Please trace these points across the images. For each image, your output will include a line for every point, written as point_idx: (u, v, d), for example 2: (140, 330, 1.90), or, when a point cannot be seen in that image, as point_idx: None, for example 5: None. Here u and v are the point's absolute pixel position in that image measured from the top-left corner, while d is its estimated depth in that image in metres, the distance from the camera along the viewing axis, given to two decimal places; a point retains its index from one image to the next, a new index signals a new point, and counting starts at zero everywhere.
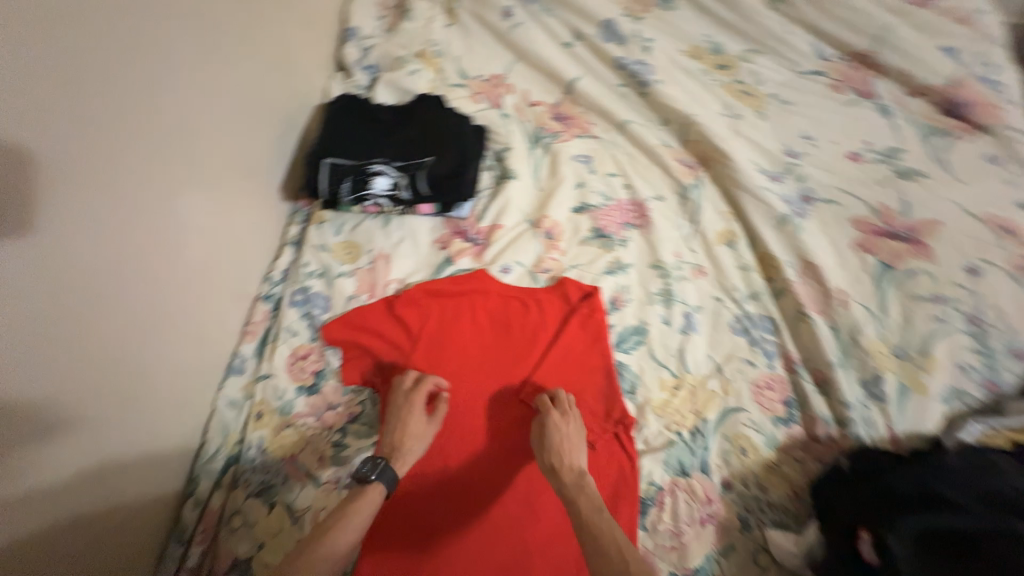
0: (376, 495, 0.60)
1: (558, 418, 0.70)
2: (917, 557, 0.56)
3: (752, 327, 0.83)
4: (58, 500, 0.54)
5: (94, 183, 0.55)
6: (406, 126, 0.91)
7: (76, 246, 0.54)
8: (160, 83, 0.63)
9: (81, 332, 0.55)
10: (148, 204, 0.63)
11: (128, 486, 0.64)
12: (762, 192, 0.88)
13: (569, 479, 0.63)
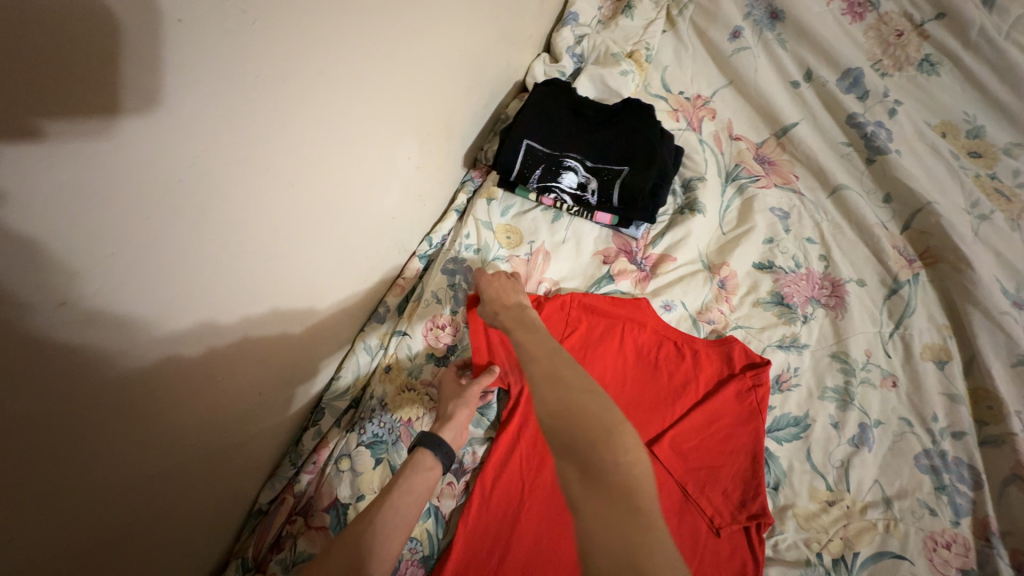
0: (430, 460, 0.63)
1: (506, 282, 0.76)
2: None
3: (943, 469, 0.69)
4: (225, 393, 0.57)
5: (330, 107, 0.56)
6: (606, 129, 0.87)
7: (299, 162, 0.55)
8: (410, 30, 0.64)
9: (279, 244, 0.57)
10: (362, 140, 0.64)
11: (271, 400, 0.66)
12: (1002, 317, 0.74)
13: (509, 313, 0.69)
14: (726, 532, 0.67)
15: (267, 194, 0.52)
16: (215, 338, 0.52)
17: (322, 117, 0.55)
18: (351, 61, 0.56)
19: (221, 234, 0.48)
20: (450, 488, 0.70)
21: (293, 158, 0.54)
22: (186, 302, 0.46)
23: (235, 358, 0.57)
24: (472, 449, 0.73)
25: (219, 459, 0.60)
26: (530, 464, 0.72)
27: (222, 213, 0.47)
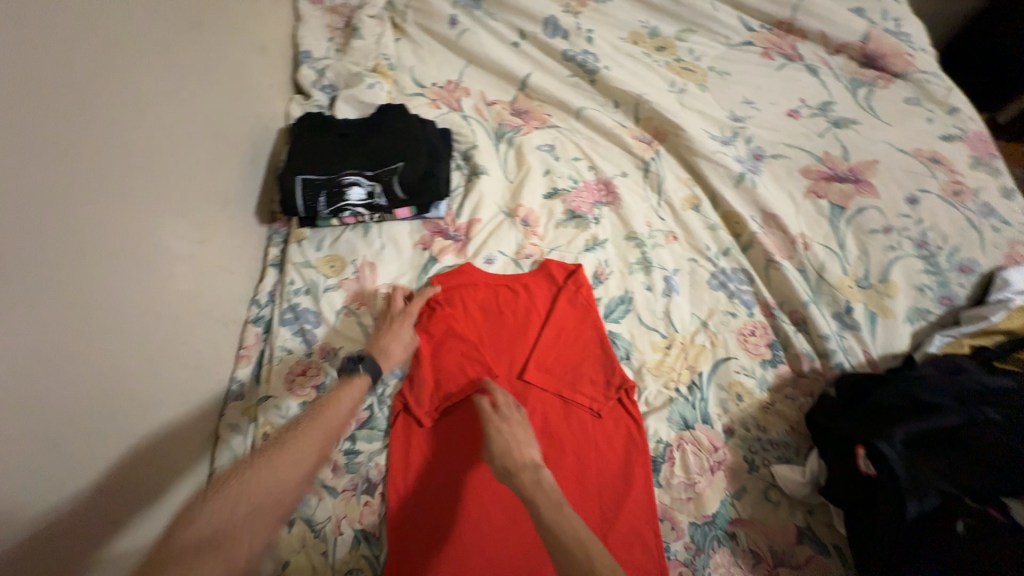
0: (360, 385, 0.74)
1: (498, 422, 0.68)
2: (908, 458, 0.61)
3: (727, 280, 0.87)
4: (62, 555, 0.52)
5: (58, 223, 0.53)
6: (372, 136, 0.93)
7: (50, 285, 0.52)
8: (121, 119, 0.63)
9: (70, 374, 0.54)
10: (123, 236, 0.62)
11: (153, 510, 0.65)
12: (716, 155, 0.95)
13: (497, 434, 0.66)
14: (605, 410, 0.79)
15: (29, 330, 0.49)
16: (13, 508, 0.47)
17: (56, 235, 0.53)
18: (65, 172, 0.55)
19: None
20: (368, 507, 0.72)
21: (40, 286, 0.51)
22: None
23: (64, 510, 0.52)
24: (375, 461, 0.76)
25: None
26: (433, 448, 0.76)
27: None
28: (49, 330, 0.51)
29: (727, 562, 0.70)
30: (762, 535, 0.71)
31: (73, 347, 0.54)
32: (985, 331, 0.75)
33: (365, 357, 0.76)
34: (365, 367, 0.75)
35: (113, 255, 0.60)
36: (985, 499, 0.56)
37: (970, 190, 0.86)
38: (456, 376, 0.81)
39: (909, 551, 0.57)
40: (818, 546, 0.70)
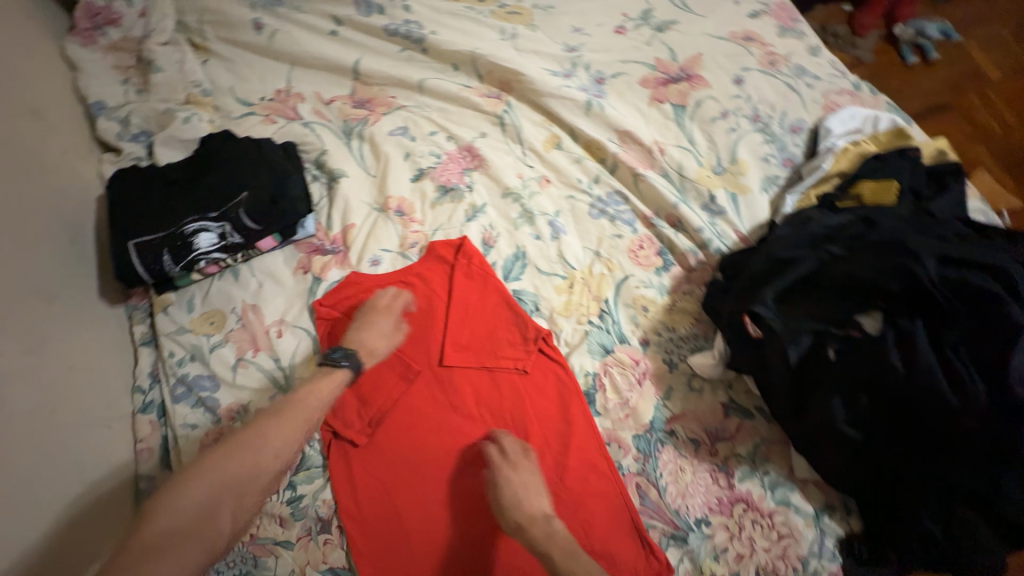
0: (339, 378, 0.74)
1: (506, 468, 0.70)
2: (782, 313, 0.65)
3: (606, 206, 0.90)
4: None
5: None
6: (205, 173, 0.84)
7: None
8: None
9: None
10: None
11: None
12: (560, 90, 0.96)
13: (537, 529, 0.65)
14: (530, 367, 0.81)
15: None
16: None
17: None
18: None
19: None
20: (330, 543, 0.71)
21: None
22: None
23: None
24: (322, 498, 0.73)
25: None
26: (375, 464, 0.75)
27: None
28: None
29: (673, 457, 0.76)
30: (696, 422, 0.78)
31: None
32: (824, 178, 0.83)
33: (347, 354, 0.76)
34: (350, 364, 0.75)
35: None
36: (847, 323, 0.62)
37: (782, 58, 0.93)
38: (403, 390, 0.79)
39: (804, 388, 0.63)
40: (742, 412, 0.78)
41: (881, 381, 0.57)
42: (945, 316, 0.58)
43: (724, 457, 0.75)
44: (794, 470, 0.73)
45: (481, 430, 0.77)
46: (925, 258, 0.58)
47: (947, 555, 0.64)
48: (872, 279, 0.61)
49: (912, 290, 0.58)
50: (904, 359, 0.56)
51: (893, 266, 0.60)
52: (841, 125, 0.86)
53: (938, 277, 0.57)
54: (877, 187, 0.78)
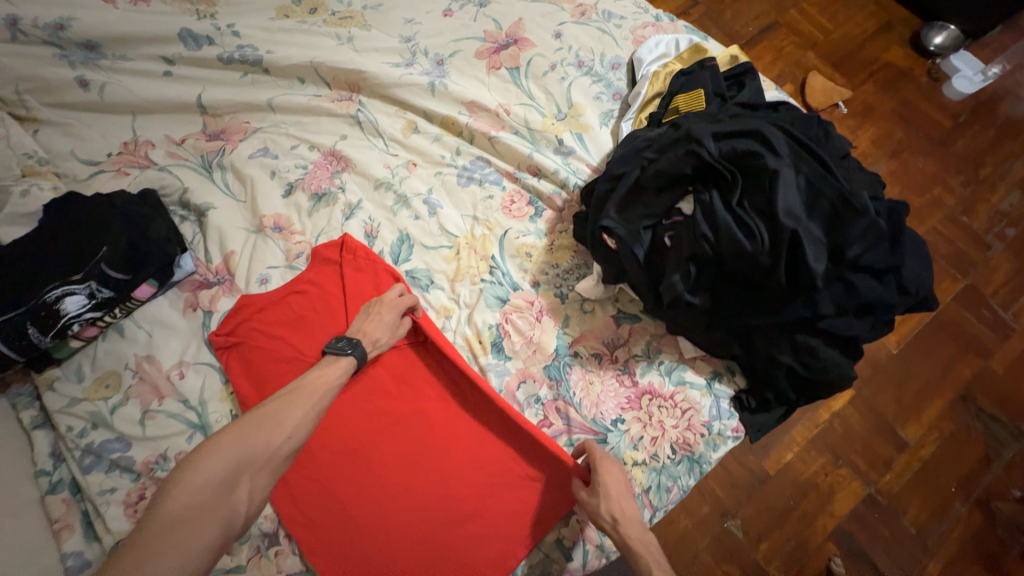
0: (349, 364, 0.74)
1: (606, 465, 0.72)
2: (624, 218, 0.74)
3: (472, 173, 0.97)
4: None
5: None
6: (55, 237, 0.80)
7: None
8: None
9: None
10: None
11: None
12: (403, 78, 1.00)
13: (630, 532, 0.67)
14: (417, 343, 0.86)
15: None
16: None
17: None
18: None
19: None
20: (282, 552, 0.72)
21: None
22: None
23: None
24: (264, 514, 0.74)
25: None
26: (313, 468, 0.77)
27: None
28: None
29: (581, 374, 0.83)
30: (594, 338, 0.86)
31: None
32: (646, 102, 0.94)
33: (352, 342, 0.77)
34: (356, 351, 0.76)
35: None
36: (671, 212, 0.72)
37: (590, 8, 1.04)
38: (368, 374, 0.83)
39: (657, 275, 0.73)
40: (631, 317, 0.87)
41: (700, 252, 0.67)
42: (728, 182, 0.67)
43: (624, 360, 0.84)
44: (683, 353, 0.84)
45: (397, 409, 0.81)
46: (703, 140, 0.68)
47: (809, 378, 0.73)
48: (673, 169, 0.69)
49: (704, 167, 0.69)
50: (711, 228, 0.66)
51: (685, 151, 0.69)
52: (649, 53, 0.97)
53: (717, 152, 0.68)
54: (688, 97, 0.87)
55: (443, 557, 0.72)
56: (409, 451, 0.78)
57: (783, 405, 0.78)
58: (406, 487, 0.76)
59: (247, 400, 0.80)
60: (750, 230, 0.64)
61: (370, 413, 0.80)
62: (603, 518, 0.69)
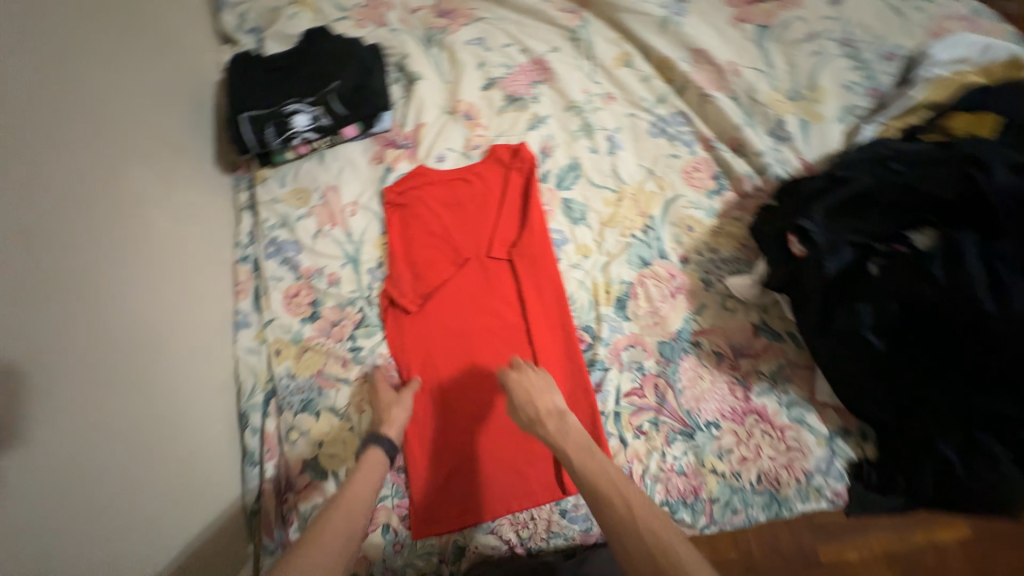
0: (378, 456, 0.72)
1: (529, 373, 0.74)
2: (829, 226, 0.66)
3: (667, 126, 0.91)
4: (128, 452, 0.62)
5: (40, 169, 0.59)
6: (303, 63, 0.96)
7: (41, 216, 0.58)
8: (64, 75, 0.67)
9: (79, 307, 0.61)
10: (92, 181, 0.68)
11: (193, 419, 0.76)
12: (638, 6, 0.95)
13: (551, 422, 0.68)
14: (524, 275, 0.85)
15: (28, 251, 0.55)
16: (73, 417, 0.57)
17: (27, 180, 0.58)
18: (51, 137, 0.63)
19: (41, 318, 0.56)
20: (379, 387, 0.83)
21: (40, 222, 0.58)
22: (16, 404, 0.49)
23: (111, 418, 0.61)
24: (377, 351, 0.86)
25: (164, 504, 0.67)
26: (423, 340, 0.85)
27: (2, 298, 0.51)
28: (48, 257, 0.58)
29: (694, 365, 0.79)
30: (723, 337, 0.80)
31: (76, 279, 0.62)
32: (912, 109, 0.77)
33: (373, 437, 0.74)
34: (380, 444, 0.73)
35: (84, 199, 0.66)
36: (892, 238, 0.64)
37: None
38: (455, 305, 0.86)
39: (837, 300, 0.65)
40: (773, 335, 0.79)
41: (914, 292, 0.60)
42: (999, 229, 0.58)
43: (745, 372, 0.78)
44: (815, 393, 0.75)
45: (491, 325, 0.85)
46: (994, 166, 0.59)
47: (962, 486, 0.63)
48: (929, 189, 0.62)
49: (970, 199, 0.60)
50: (946, 271, 0.58)
51: (956, 174, 0.61)
52: (945, 51, 0.78)
53: (1005, 185, 0.58)
54: (972, 118, 0.70)
55: (502, 476, 0.77)
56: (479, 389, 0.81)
57: (909, 500, 0.68)
58: (477, 392, 0.81)
59: (397, 254, 0.90)
60: (999, 288, 0.56)
61: (478, 316, 0.85)
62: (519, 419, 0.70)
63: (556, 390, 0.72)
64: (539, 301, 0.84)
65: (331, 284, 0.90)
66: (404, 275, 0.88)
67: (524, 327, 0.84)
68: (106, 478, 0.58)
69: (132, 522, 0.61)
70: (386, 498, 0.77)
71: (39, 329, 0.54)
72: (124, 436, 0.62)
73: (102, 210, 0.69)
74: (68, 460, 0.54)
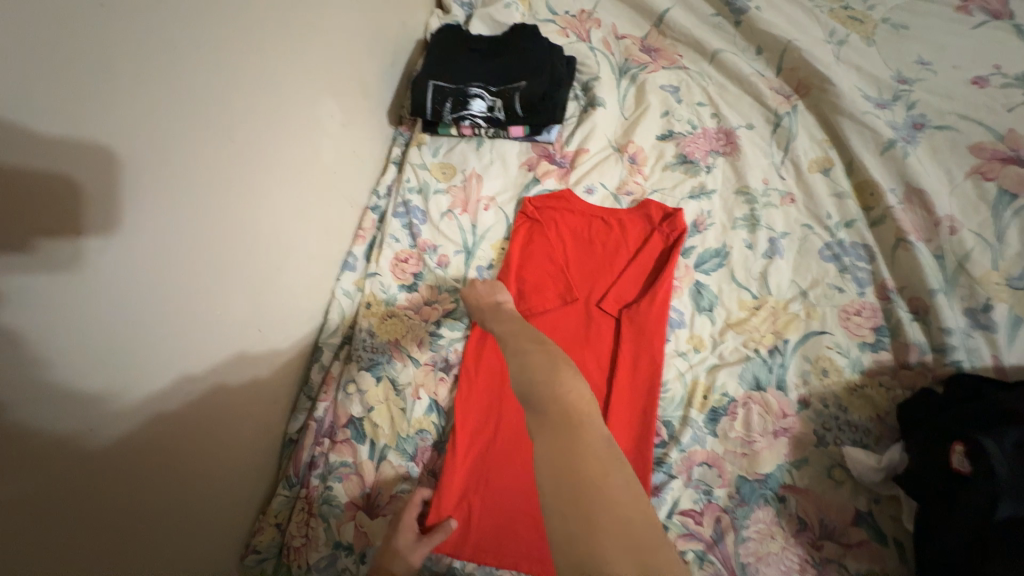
0: None
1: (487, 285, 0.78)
2: (1016, 461, 0.54)
3: (843, 253, 0.81)
4: (216, 346, 0.67)
5: (236, 77, 0.66)
6: (500, 55, 0.98)
7: (225, 118, 0.65)
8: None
9: (229, 204, 0.67)
10: (280, 99, 0.75)
11: (277, 336, 0.80)
12: (865, 116, 0.85)
13: (487, 308, 0.74)
14: (625, 342, 0.80)
15: (202, 145, 0.61)
16: (188, 297, 0.62)
17: (230, 85, 0.65)
18: (261, 47, 0.70)
19: (197, 202, 0.62)
20: (442, 382, 0.83)
21: (222, 123, 0.64)
22: (143, 272, 0.55)
23: (216, 309, 0.66)
24: (453, 347, 0.85)
25: (230, 399, 0.70)
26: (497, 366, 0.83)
27: (168, 180, 0.57)
28: (219, 155, 0.64)
29: (769, 520, 0.70)
30: (815, 506, 0.70)
31: (235, 178, 0.68)
32: None
33: None
34: None
35: (268, 110, 0.72)
36: None
37: None
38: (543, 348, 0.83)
39: (994, 551, 0.54)
40: (877, 533, 0.67)
41: None
42: None
43: (825, 557, 0.67)
44: None
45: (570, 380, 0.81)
46: None
47: None
48: None
49: None
50: None
51: None
52: None
53: None
54: None
55: (524, 534, 0.73)
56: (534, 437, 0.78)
57: None
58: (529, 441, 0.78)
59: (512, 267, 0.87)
60: None
61: None
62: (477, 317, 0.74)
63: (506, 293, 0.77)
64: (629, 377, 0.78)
65: (438, 265, 0.91)
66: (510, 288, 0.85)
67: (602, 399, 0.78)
68: (192, 368, 0.63)
69: (200, 410, 0.65)
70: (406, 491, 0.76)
71: (184, 215, 0.60)
72: (218, 331, 0.67)
73: (279, 126, 0.75)
74: (172, 333, 0.59)
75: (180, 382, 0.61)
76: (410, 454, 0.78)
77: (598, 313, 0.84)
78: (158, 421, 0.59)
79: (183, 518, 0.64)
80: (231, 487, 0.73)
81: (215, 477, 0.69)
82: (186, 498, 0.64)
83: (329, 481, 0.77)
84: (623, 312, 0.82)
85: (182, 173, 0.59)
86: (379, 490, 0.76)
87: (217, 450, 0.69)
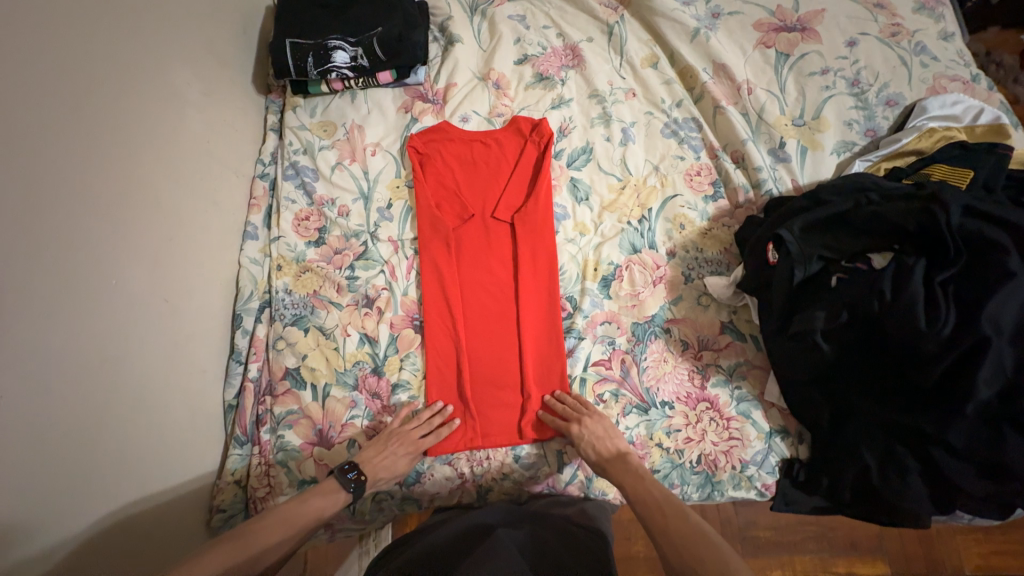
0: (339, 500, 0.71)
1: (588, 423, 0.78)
2: (804, 238, 0.72)
3: (679, 129, 0.97)
4: (123, 314, 0.69)
5: (69, 48, 0.65)
6: (350, 7, 1.02)
7: (69, 89, 0.65)
8: None
9: (96, 177, 0.67)
10: (127, 68, 0.75)
11: (188, 308, 0.80)
12: (673, 13, 1.01)
13: (614, 463, 0.74)
14: (523, 242, 0.91)
15: (52, 115, 0.62)
16: (71, 271, 0.62)
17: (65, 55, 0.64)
18: (87, 18, 0.69)
19: (56, 173, 0.62)
20: (369, 317, 0.88)
21: (68, 92, 0.64)
22: (16, 239, 0.56)
23: (109, 281, 0.67)
24: (371, 284, 0.91)
25: (149, 370, 0.71)
26: (440, 284, 0.90)
27: (17, 151, 0.57)
28: (69, 127, 0.64)
29: (661, 349, 0.85)
30: (692, 328, 0.86)
31: (97, 149, 0.68)
32: (899, 154, 0.83)
33: (358, 483, 0.72)
34: (355, 491, 0.72)
35: (115, 81, 0.72)
36: (857, 257, 0.70)
37: (905, 33, 0.92)
38: (469, 265, 0.92)
39: (798, 303, 0.73)
40: (737, 335, 0.85)
41: (864, 304, 0.65)
42: (947, 259, 0.63)
43: (705, 363, 0.84)
44: (764, 393, 0.81)
45: (498, 283, 0.91)
46: (952, 204, 0.63)
47: (876, 493, 0.70)
48: (893, 219, 0.66)
49: (927, 231, 0.64)
50: (893, 290, 0.64)
51: (919, 208, 0.65)
52: (939, 107, 0.85)
53: (957, 225, 0.63)
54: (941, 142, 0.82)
55: (488, 416, 0.83)
56: (482, 335, 0.88)
57: (827, 500, 0.75)
58: (475, 342, 0.88)
59: (428, 198, 0.94)
60: (934, 311, 0.61)
61: (490, 273, 0.92)
62: (592, 459, 0.76)
63: (615, 434, 0.77)
64: (540, 272, 0.90)
65: (340, 215, 0.95)
66: (426, 215, 0.93)
67: (526, 294, 0.89)
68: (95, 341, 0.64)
69: (124, 376, 0.67)
70: (356, 417, 0.82)
71: (46, 189, 0.60)
72: (121, 300, 0.69)
73: (135, 97, 0.75)
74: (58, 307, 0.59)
75: (92, 348, 0.63)
76: (353, 384, 0.84)
77: (501, 226, 0.94)
78: (77, 384, 0.61)
79: (125, 476, 0.66)
80: (176, 454, 0.75)
81: (157, 438, 0.71)
82: (125, 458, 0.66)
83: (280, 429, 0.82)
84: (515, 218, 0.93)
85: (38, 142, 0.59)
86: (330, 423, 0.82)
87: (151, 413, 0.71)
